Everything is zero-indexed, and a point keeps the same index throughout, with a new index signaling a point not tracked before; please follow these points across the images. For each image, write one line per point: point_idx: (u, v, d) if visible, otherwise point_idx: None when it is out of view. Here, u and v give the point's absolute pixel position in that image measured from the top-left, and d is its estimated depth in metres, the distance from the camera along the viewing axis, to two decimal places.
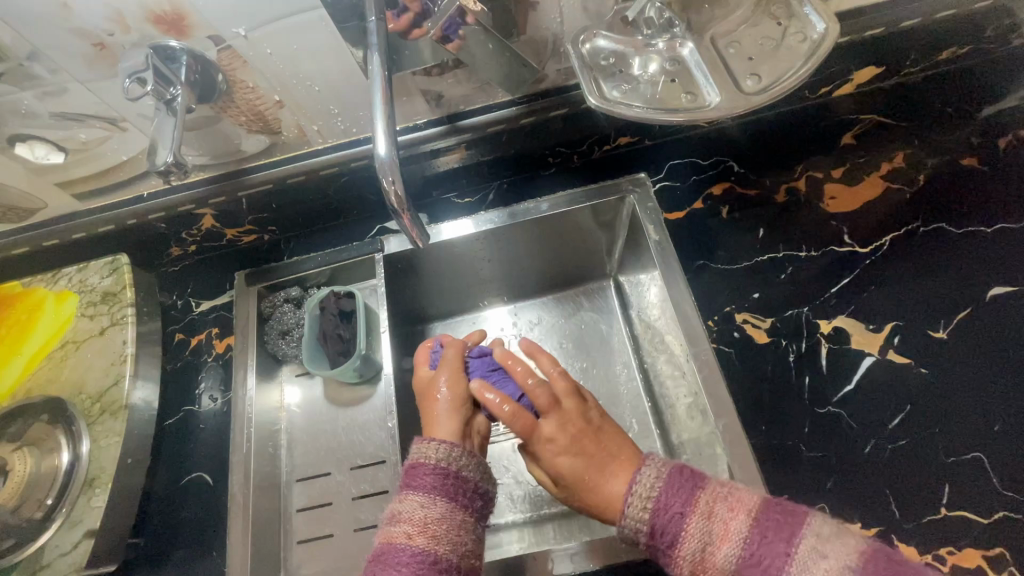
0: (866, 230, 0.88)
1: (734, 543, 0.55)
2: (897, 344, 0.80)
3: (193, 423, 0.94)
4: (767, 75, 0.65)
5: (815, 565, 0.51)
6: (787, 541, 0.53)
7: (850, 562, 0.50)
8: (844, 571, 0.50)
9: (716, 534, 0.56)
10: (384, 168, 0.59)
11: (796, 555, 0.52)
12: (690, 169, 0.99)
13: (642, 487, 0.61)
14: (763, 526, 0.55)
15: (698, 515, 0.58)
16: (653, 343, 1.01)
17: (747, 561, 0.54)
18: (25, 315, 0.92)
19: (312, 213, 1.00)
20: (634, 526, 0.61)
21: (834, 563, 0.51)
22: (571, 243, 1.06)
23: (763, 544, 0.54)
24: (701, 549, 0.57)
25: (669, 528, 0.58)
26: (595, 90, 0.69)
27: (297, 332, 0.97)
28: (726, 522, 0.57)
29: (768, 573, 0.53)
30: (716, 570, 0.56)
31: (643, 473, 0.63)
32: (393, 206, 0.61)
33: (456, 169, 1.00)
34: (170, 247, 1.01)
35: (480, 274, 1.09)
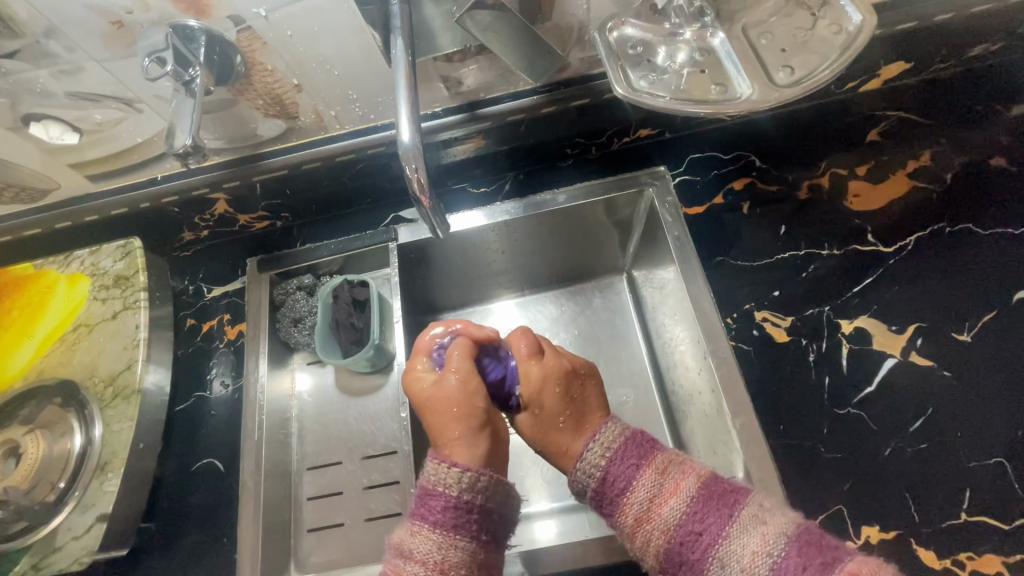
0: (890, 229, 0.87)
1: (678, 500, 0.59)
2: (919, 345, 0.78)
3: (204, 409, 0.93)
4: (801, 68, 0.64)
5: (752, 526, 0.55)
6: (730, 504, 0.57)
7: (784, 529, 0.54)
8: (774, 533, 0.54)
9: (663, 489, 0.60)
10: (408, 155, 0.58)
11: (736, 516, 0.56)
12: (711, 163, 0.98)
13: (603, 439, 0.68)
14: (711, 488, 0.59)
15: (650, 471, 0.62)
16: (667, 339, 1.00)
17: (689, 516, 0.57)
18: (36, 297, 0.91)
19: (326, 200, 0.99)
20: (588, 475, 0.66)
21: (768, 525, 0.54)
22: (587, 236, 1.05)
23: (706, 501, 0.58)
24: (646, 502, 0.60)
25: (619, 476, 0.63)
26: (623, 80, 0.67)
27: (309, 321, 0.96)
28: (676, 479, 0.61)
29: (704, 528, 0.56)
30: (654, 526, 0.59)
31: (605, 431, 0.69)
32: (416, 194, 0.60)
33: (473, 158, 0.98)
34: (182, 232, 1.00)
35: (494, 266, 1.08)
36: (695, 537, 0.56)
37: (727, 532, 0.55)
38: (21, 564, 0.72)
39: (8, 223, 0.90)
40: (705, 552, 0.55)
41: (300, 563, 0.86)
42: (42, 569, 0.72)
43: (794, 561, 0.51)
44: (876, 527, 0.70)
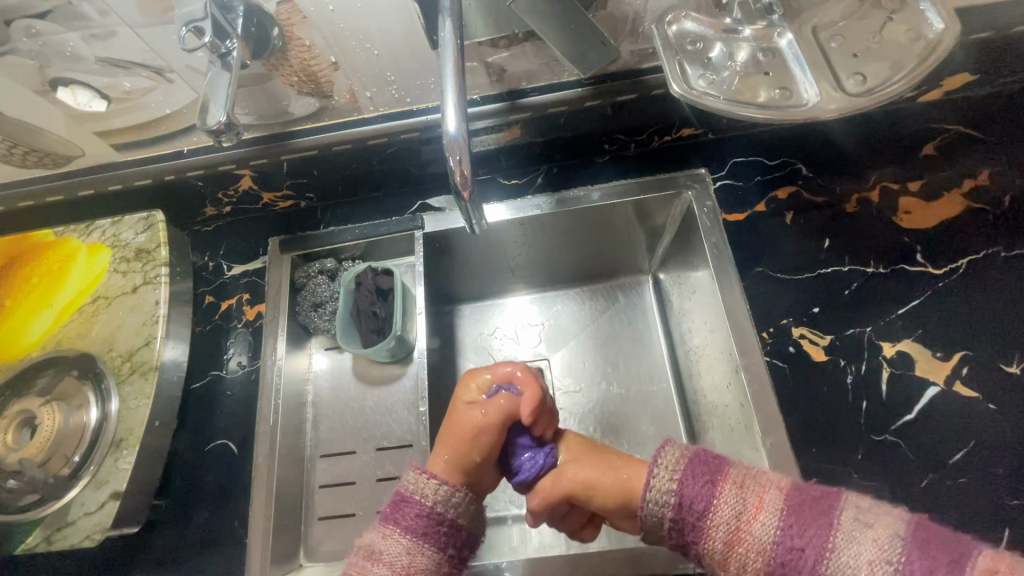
0: (941, 249, 0.83)
1: (771, 513, 0.56)
2: (964, 375, 0.75)
3: (219, 389, 0.92)
4: (874, 75, 0.60)
5: (857, 531, 0.52)
6: (825, 511, 0.54)
7: (892, 529, 0.52)
8: (883, 529, 0.52)
9: (750, 505, 0.57)
10: (451, 145, 0.55)
11: (835, 522, 0.53)
12: (754, 168, 0.94)
13: (666, 461, 0.63)
14: (800, 499, 0.56)
15: (729, 487, 0.59)
16: (692, 346, 0.97)
17: (785, 530, 0.54)
18: (56, 265, 0.90)
19: (352, 183, 0.97)
20: (660, 503, 0.61)
21: (874, 526, 0.52)
22: (616, 236, 1.02)
23: (801, 513, 0.55)
24: (736, 522, 0.56)
25: (698, 498, 0.59)
26: (680, 77, 0.63)
27: (329, 306, 0.94)
28: (759, 493, 0.58)
29: (807, 540, 0.53)
30: (752, 545, 0.55)
31: (662, 454, 0.64)
32: (456, 186, 0.57)
33: (506, 149, 0.94)
34: (205, 206, 0.98)
35: (517, 260, 1.05)
36: (799, 551, 0.53)
37: (831, 540, 0.52)
38: (34, 536, 0.71)
39: (25, 189, 0.87)
40: (813, 566, 0.52)
41: (309, 550, 0.85)
42: (54, 542, 0.71)
43: (918, 562, 0.49)
44: None
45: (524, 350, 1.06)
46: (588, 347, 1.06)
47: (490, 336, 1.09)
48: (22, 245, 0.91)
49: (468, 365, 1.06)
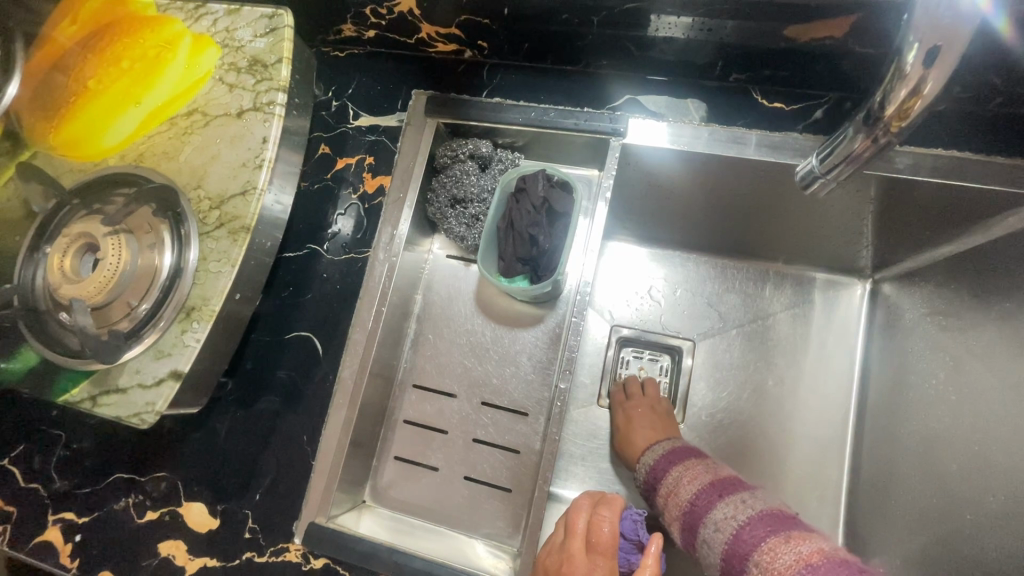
0: None
1: (693, 482, 0.56)
2: None
3: (314, 268, 0.73)
4: None
5: (733, 502, 0.51)
6: (731, 488, 0.52)
7: (754, 508, 0.49)
8: (755, 506, 0.49)
9: (687, 474, 0.57)
10: (932, 9, 0.30)
11: (726, 494, 0.52)
12: None
13: (662, 442, 0.65)
14: (725, 479, 0.54)
15: (681, 467, 0.58)
16: (907, 407, 0.70)
17: (693, 499, 0.54)
18: (150, 50, 0.68)
19: (548, 39, 0.67)
20: (641, 472, 0.64)
21: (751, 503, 0.49)
22: (871, 218, 0.71)
23: (716, 484, 0.54)
24: (671, 485, 0.58)
25: (659, 466, 0.61)
26: None
27: (473, 207, 0.72)
28: (690, 475, 0.57)
29: (700, 504, 0.53)
30: (673, 505, 0.56)
31: (664, 440, 0.65)
32: (875, 108, 0.35)
33: (794, 53, 0.60)
34: (344, 23, 0.72)
35: (690, 215, 0.79)
36: (696, 516, 0.52)
37: (717, 505, 0.51)
38: (80, 389, 0.58)
39: None
40: (702, 527, 0.51)
41: (376, 491, 0.70)
42: (99, 406, 0.57)
43: (754, 531, 0.47)
44: None
45: (660, 324, 0.85)
46: (752, 345, 0.82)
47: (624, 291, 0.87)
48: (116, 14, 0.70)
49: (591, 320, 0.86)
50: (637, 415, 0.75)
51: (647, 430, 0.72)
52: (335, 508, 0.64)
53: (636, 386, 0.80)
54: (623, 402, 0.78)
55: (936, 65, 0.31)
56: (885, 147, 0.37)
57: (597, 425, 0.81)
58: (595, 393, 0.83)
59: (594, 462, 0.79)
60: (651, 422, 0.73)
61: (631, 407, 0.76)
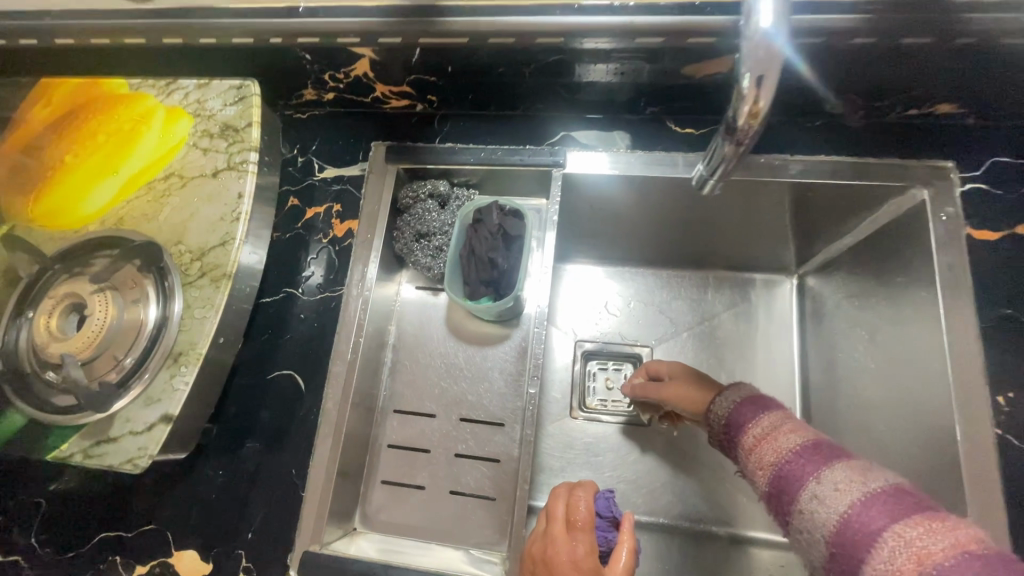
0: None
1: (797, 435, 0.46)
2: None
3: (291, 310, 0.78)
4: None
5: (857, 468, 0.42)
6: (844, 452, 0.44)
7: (880, 478, 0.40)
8: (884, 477, 0.40)
9: (787, 426, 0.48)
10: (752, 46, 0.38)
11: (843, 458, 0.43)
12: (1018, 177, 0.70)
13: (740, 386, 0.56)
14: (831, 442, 0.45)
15: (781, 416, 0.49)
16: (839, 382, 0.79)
17: (798, 455, 0.44)
18: (125, 125, 0.74)
19: (489, 89, 0.77)
20: (713, 418, 0.56)
21: (881, 475, 0.41)
22: (782, 221, 0.82)
23: (827, 445, 0.45)
24: (764, 434, 0.48)
25: (746, 412, 0.52)
26: None
27: (436, 240, 0.79)
28: (792, 430, 0.47)
29: (804, 461, 0.44)
30: (764, 456, 0.47)
31: (736, 385, 0.57)
32: (734, 121, 0.42)
33: (694, 86, 0.72)
34: (305, 88, 0.80)
35: (634, 231, 0.89)
36: (793, 471, 0.44)
37: (831, 468, 0.42)
38: (70, 444, 0.60)
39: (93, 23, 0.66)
40: (801, 485, 0.43)
41: (366, 517, 0.73)
42: (90, 458, 0.59)
43: (891, 505, 0.38)
44: None
45: (619, 333, 0.93)
46: (703, 343, 0.91)
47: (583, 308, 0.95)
48: (89, 94, 0.75)
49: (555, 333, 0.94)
50: (680, 375, 0.71)
51: (698, 389, 0.67)
52: (328, 535, 0.67)
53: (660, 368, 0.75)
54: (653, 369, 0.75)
55: (765, 86, 0.39)
56: (749, 146, 0.45)
57: (572, 434, 0.87)
58: (568, 406, 0.89)
59: (572, 467, 0.85)
60: (700, 383, 0.68)
61: (670, 369, 0.74)
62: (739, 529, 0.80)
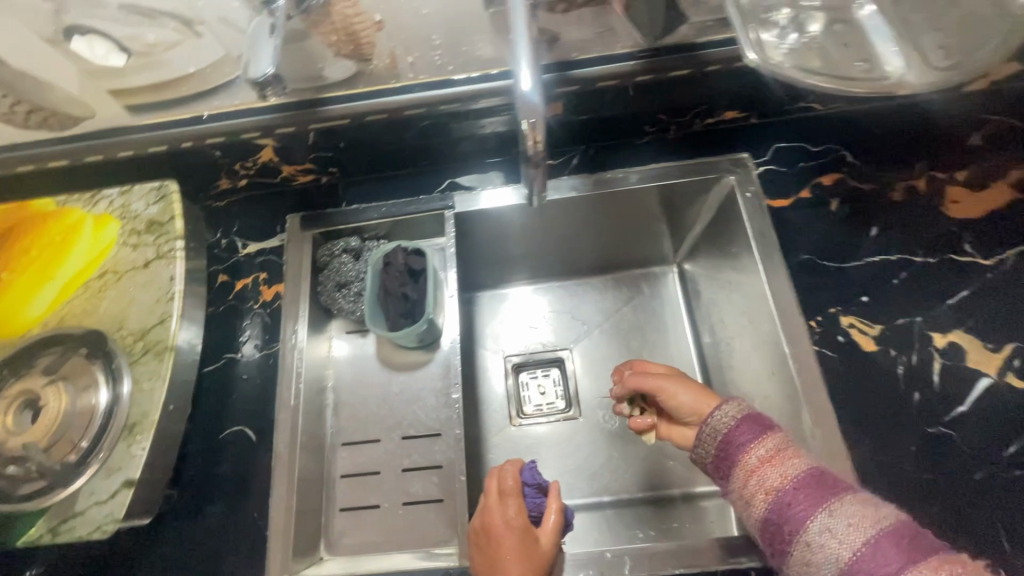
0: (987, 239, 0.81)
1: (791, 472, 0.58)
2: (1016, 366, 0.73)
3: (234, 373, 0.86)
4: (958, 50, 0.57)
5: (857, 506, 0.54)
6: (835, 485, 0.57)
7: (883, 518, 0.53)
8: (880, 517, 0.53)
9: (783, 458, 0.59)
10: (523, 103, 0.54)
11: (839, 495, 0.56)
12: (797, 154, 0.90)
13: (732, 406, 0.66)
14: (821, 474, 0.58)
15: (774, 444, 0.61)
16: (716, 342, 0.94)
17: (801, 492, 0.56)
18: (59, 237, 0.83)
19: (380, 155, 0.92)
20: (711, 430, 0.65)
21: (878, 515, 0.54)
22: (644, 221, 0.99)
23: (820, 481, 0.57)
24: (762, 466, 0.60)
25: (742, 437, 0.62)
26: (755, 44, 0.59)
27: (355, 286, 0.90)
28: (790, 466, 0.59)
29: (809, 500, 0.56)
30: (765, 490, 0.58)
31: (732, 400, 0.67)
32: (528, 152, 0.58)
33: (542, 126, 0.89)
34: (219, 180, 0.92)
35: (531, 251, 1.03)
36: (802, 503, 0.56)
37: (830, 508, 0.55)
38: (37, 527, 0.65)
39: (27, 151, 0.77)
40: (809, 518, 0.55)
41: (330, 544, 0.80)
42: (59, 535, 0.65)
43: (895, 547, 0.51)
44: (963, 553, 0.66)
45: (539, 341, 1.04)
46: (613, 335, 1.03)
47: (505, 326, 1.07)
48: (18, 215, 0.84)
49: (486, 354, 1.04)
50: (677, 381, 0.77)
51: (692, 393, 0.76)
52: (296, 565, 0.73)
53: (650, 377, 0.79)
54: (643, 376, 0.80)
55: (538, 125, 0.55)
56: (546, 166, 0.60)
57: (515, 439, 0.97)
58: (508, 416, 1.00)
59: None
60: (695, 389, 0.76)
61: (664, 375, 0.79)
62: (667, 489, 0.91)
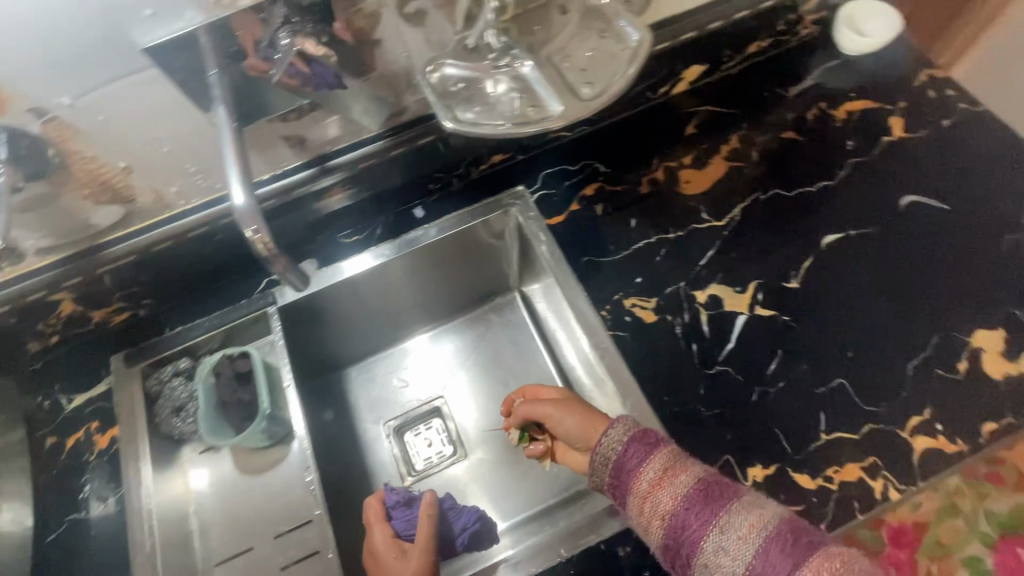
0: (719, 204, 0.99)
1: (677, 492, 0.63)
2: (761, 300, 0.90)
3: (83, 532, 0.83)
4: (600, 81, 0.71)
5: (741, 515, 0.60)
6: (720, 497, 0.62)
7: (765, 525, 0.59)
8: (762, 523, 0.59)
9: (671, 478, 0.64)
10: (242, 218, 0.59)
11: (727, 507, 0.61)
12: (561, 175, 1.05)
13: (619, 429, 0.70)
14: (708, 486, 0.63)
15: (660, 463, 0.66)
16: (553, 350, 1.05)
17: (691, 512, 0.62)
18: None
19: (187, 276, 0.95)
20: (602, 458, 0.69)
21: (761, 522, 0.59)
22: (467, 263, 1.07)
23: (707, 495, 0.62)
24: (654, 488, 0.64)
25: (631, 460, 0.67)
26: (448, 114, 0.71)
27: (193, 407, 0.91)
28: (680, 485, 0.64)
29: (699, 519, 0.61)
30: (658, 515, 0.63)
31: (619, 422, 0.71)
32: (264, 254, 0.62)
33: (332, 213, 1.00)
34: (26, 341, 0.91)
35: (377, 317, 1.07)
36: (693, 524, 0.61)
37: (718, 524, 0.60)
38: None
39: None
40: (701, 537, 0.60)
41: None
42: None
43: (776, 551, 0.57)
44: (759, 466, 0.78)
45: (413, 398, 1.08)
46: (479, 372, 1.09)
47: (380, 394, 1.09)
48: None
49: (370, 427, 1.05)
50: (561, 404, 0.84)
51: (576, 417, 0.82)
52: None
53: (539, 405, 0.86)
54: (533, 402, 0.87)
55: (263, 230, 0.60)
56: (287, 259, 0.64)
57: None
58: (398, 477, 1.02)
59: None
60: (580, 411, 0.83)
61: (550, 401, 0.86)
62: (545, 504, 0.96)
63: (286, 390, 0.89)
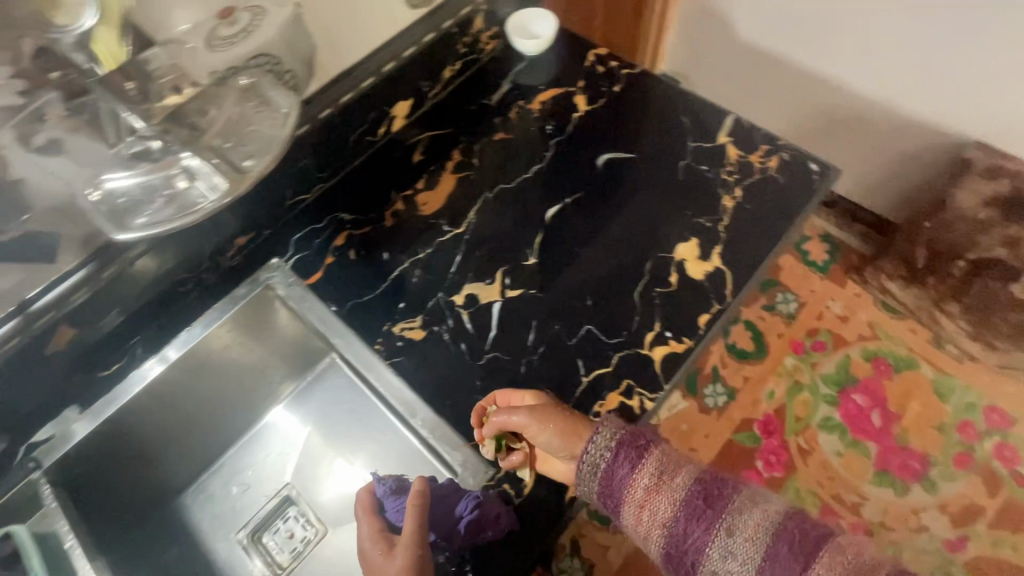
0: (456, 214, 1.09)
1: (672, 504, 0.70)
2: (509, 284, 1.00)
3: None
4: (257, 155, 0.77)
5: (740, 514, 0.68)
6: (718, 500, 0.69)
7: (762, 520, 0.67)
8: (760, 521, 0.67)
9: (664, 489, 0.70)
10: None
11: (722, 510, 0.68)
12: (311, 235, 1.09)
13: (604, 438, 0.74)
14: (706, 489, 0.70)
15: (649, 468, 0.72)
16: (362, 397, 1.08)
17: (685, 517, 0.69)
18: None
19: None
20: (590, 469, 0.74)
21: (756, 519, 0.67)
22: (254, 349, 1.08)
23: (702, 501, 0.69)
24: (645, 499, 0.71)
25: (620, 471, 0.72)
26: (119, 226, 0.73)
27: None
28: (673, 490, 0.70)
29: (698, 528, 0.68)
30: (655, 522, 0.70)
31: (601, 428, 0.75)
32: None
33: (77, 349, 0.93)
34: None
35: (184, 437, 1.07)
36: (695, 532, 0.68)
37: (716, 529, 0.68)
38: None
39: None
40: (703, 543, 0.68)
41: None
42: None
43: (775, 546, 0.65)
44: None
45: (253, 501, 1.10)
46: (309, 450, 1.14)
47: (221, 507, 1.10)
48: None
49: (218, 544, 1.07)
50: (538, 411, 0.81)
51: (549, 428, 0.80)
52: None
53: (506, 417, 0.82)
54: (501, 414, 0.82)
55: None
56: None
57: None
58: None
59: None
60: (556, 419, 0.80)
61: (513, 413, 0.82)
62: None
63: (71, 553, 0.84)
